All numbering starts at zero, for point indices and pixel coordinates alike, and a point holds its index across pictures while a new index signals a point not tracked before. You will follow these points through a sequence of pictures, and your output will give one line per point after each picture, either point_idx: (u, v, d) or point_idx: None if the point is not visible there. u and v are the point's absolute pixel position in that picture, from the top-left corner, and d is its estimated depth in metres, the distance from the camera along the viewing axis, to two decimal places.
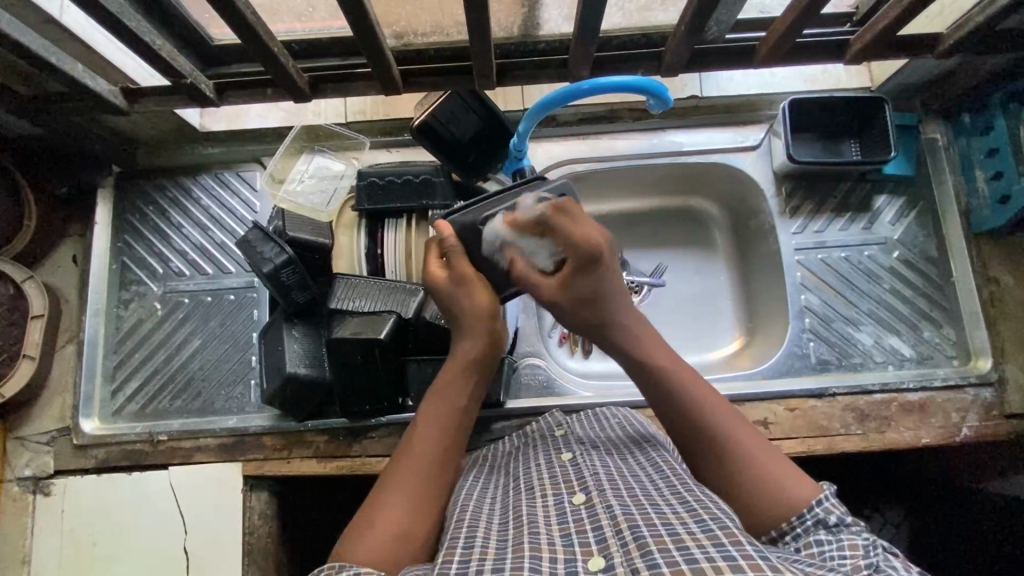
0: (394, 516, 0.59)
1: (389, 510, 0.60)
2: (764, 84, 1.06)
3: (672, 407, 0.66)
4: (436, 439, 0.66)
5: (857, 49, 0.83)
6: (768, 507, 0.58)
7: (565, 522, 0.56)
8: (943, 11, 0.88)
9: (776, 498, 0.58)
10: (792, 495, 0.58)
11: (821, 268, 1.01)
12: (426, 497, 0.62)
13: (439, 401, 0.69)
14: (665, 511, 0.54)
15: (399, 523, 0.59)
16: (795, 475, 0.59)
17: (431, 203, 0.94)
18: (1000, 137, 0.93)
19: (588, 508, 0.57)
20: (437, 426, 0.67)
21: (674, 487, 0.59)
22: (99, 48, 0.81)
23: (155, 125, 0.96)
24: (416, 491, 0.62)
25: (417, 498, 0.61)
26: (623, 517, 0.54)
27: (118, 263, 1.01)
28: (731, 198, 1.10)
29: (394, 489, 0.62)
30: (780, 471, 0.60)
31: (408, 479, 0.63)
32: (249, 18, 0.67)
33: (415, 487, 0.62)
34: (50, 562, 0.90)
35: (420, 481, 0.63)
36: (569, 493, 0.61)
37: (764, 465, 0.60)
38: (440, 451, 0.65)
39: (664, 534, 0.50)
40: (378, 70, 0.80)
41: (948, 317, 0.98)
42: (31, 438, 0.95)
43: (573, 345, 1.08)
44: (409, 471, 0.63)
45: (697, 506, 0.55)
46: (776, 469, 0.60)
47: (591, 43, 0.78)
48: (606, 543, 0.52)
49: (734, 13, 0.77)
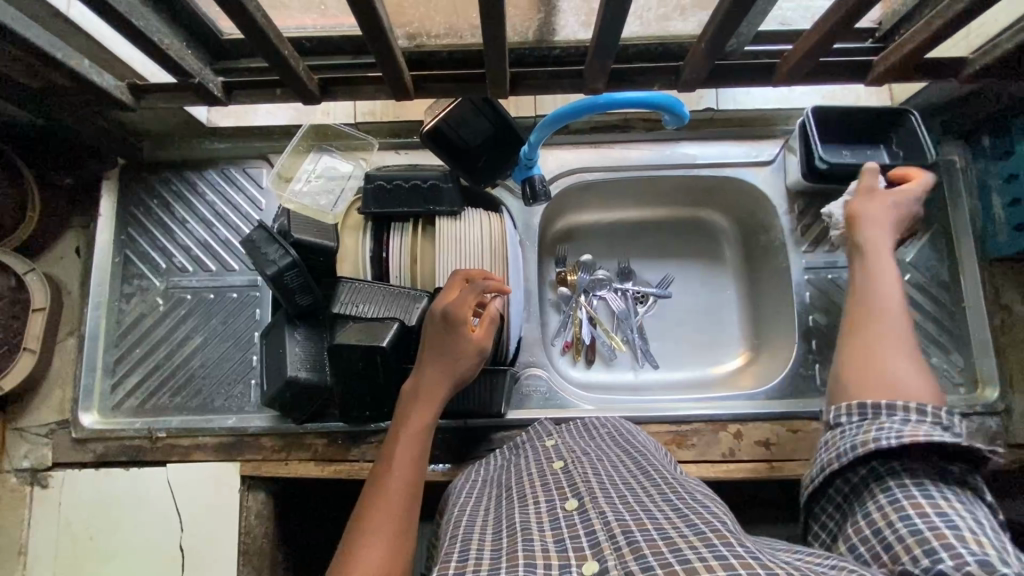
0: (375, 551, 0.60)
1: (370, 547, 0.61)
2: (781, 99, 1.04)
3: (868, 306, 0.74)
4: (407, 473, 0.70)
5: (878, 71, 0.81)
6: (883, 391, 0.67)
7: (559, 528, 0.55)
8: (970, 34, 0.87)
9: (892, 387, 0.67)
10: (918, 389, 0.66)
11: (830, 288, 1.00)
12: (399, 536, 0.63)
13: (406, 438, 0.74)
14: (658, 518, 0.53)
15: (380, 559, 0.60)
16: (929, 387, 0.66)
17: (437, 208, 0.91)
18: (1019, 164, 0.91)
19: (581, 514, 0.57)
20: (406, 464, 0.71)
21: (666, 495, 0.58)
22: (106, 40, 0.80)
23: (162, 119, 0.95)
24: (391, 531, 0.63)
25: (391, 527, 0.63)
26: (617, 522, 0.53)
27: (121, 255, 1.00)
28: (741, 212, 1.09)
29: (373, 523, 0.64)
30: (912, 373, 0.67)
31: (384, 515, 0.65)
32: (260, 21, 0.65)
33: (391, 523, 0.64)
34: (47, 553, 0.90)
35: (393, 516, 0.65)
36: (562, 498, 0.60)
37: (894, 367, 0.68)
38: (409, 486, 0.69)
39: (657, 538, 0.50)
40: (388, 72, 0.78)
41: (958, 343, 0.97)
42: (30, 429, 0.95)
43: (576, 354, 1.06)
44: (383, 506, 0.66)
45: (688, 512, 0.54)
46: (909, 373, 0.67)
47: (608, 53, 0.75)
48: (600, 547, 0.51)
49: (756, 26, 0.75)
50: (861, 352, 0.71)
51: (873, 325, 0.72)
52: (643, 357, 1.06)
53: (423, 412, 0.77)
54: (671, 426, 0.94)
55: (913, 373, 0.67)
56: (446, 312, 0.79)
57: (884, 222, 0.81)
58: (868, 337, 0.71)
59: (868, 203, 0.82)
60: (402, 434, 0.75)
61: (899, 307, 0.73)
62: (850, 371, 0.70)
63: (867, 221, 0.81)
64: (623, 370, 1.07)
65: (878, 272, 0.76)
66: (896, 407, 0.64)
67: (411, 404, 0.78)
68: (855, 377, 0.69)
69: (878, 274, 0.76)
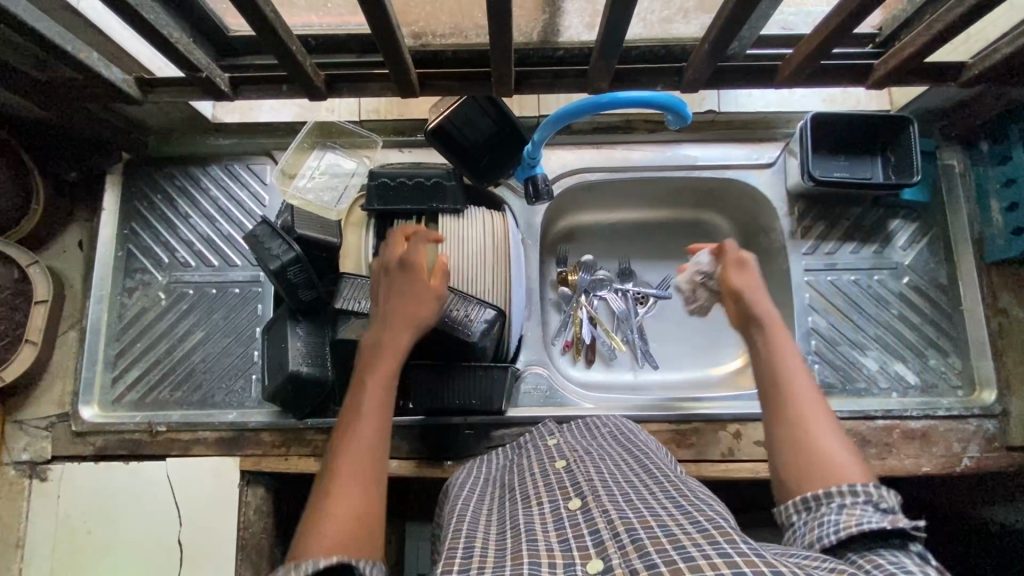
0: (347, 501, 0.59)
1: (344, 497, 0.60)
2: (783, 101, 1.03)
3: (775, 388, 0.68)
4: (377, 419, 0.68)
5: (878, 75, 0.82)
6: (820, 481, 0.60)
7: (563, 528, 0.56)
8: (968, 40, 0.88)
9: (825, 472, 0.60)
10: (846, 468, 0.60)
11: (830, 289, 1.01)
12: (371, 485, 0.62)
13: (374, 384, 0.71)
14: (662, 515, 0.54)
15: (355, 507, 0.59)
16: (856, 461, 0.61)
17: (441, 206, 0.92)
18: (1017, 169, 0.93)
19: (584, 513, 0.57)
20: (376, 410, 0.69)
21: (669, 493, 0.59)
22: (115, 35, 0.80)
23: (168, 115, 0.95)
24: (364, 480, 0.62)
25: (363, 479, 0.62)
26: (620, 520, 0.53)
27: (124, 250, 1.00)
28: (743, 215, 1.10)
29: (343, 475, 0.62)
30: (837, 452, 0.62)
31: (354, 464, 0.63)
32: (269, 15, 0.66)
33: (362, 471, 0.62)
34: (44, 547, 0.90)
35: (365, 465, 0.63)
36: (565, 499, 0.60)
37: (825, 448, 0.62)
38: (377, 431, 0.67)
39: (661, 535, 0.50)
40: (394, 69, 0.78)
41: (956, 346, 0.98)
42: (29, 422, 0.95)
43: (577, 354, 1.06)
44: (354, 453, 0.64)
45: (691, 509, 0.54)
46: (839, 454, 0.61)
47: (612, 55, 0.76)
48: (604, 545, 0.51)
49: (758, 28, 0.76)
50: (788, 438, 0.64)
51: (780, 412, 0.66)
52: (643, 357, 1.07)
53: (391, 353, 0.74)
54: (671, 426, 0.94)
55: (838, 454, 0.61)
56: (405, 260, 0.80)
57: (761, 293, 0.78)
58: (793, 424, 0.65)
59: (740, 277, 0.80)
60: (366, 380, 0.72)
61: (809, 383, 0.68)
62: (784, 461, 0.63)
63: (749, 291, 0.78)
64: (623, 369, 1.07)
65: (765, 348, 0.72)
66: (832, 494, 0.58)
67: (376, 349, 0.75)
68: (789, 463, 0.63)
69: (781, 347, 0.71)
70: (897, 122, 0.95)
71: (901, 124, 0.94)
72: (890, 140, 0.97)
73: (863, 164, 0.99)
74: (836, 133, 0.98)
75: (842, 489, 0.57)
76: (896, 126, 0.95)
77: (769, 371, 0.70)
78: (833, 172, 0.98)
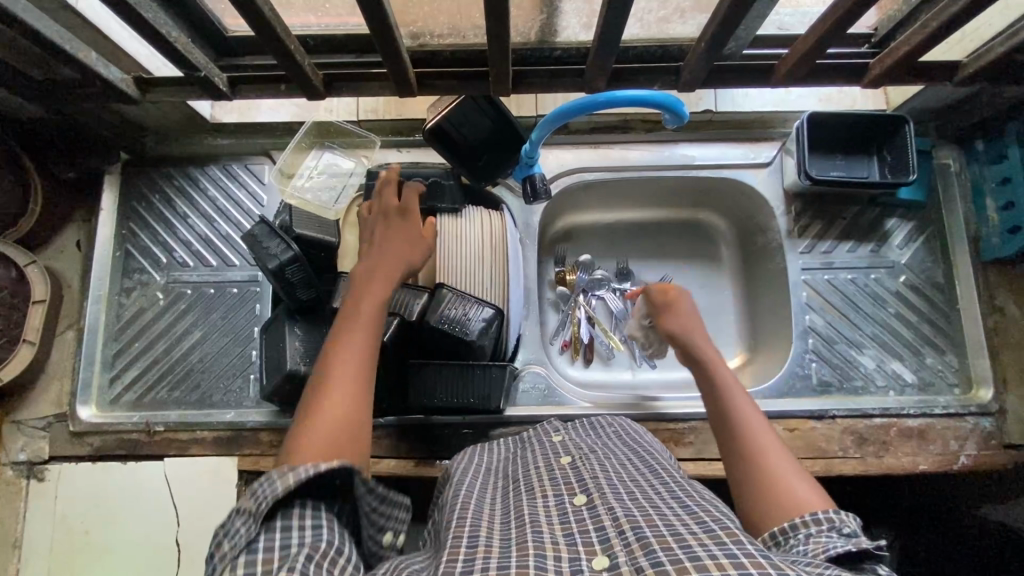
0: (337, 403, 0.60)
1: (334, 400, 0.60)
2: (779, 101, 1.04)
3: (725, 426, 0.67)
4: (370, 329, 0.67)
5: (874, 74, 0.82)
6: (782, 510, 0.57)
7: (568, 522, 0.56)
8: (963, 40, 0.88)
9: (785, 500, 0.58)
10: (805, 499, 0.58)
11: (826, 288, 1.01)
12: (361, 392, 0.62)
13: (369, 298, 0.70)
14: (669, 514, 0.54)
15: (346, 411, 0.60)
16: (817, 489, 0.59)
17: (439, 204, 0.91)
18: (1014, 167, 0.93)
19: (590, 509, 0.57)
20: (370, 321, 0.68)
21: (674, 492, 0.59)
22: (114, 35, 0.80)
23: (166, 115, 0.95)
24: (354, 385, 0.62)
25: (354, 385, 0.62)
26: (625, 518, 0.53)
27: (121, 250, 1.00)
28: (740, 215, 1.10)
29: (336, 379, 0.62)
30: (797, 479, 0.60)
31: (345, 369, 0.63)
32: (268, 15, 0.66)
33: (352, 377, 0.62)
34: (41, 547, 0.90)
35: (355, 372, 0.63)
36: (570, 494, 0.60)
37: (787, 477, 0.60)
38: (370, 341, 0.66)
39: (666, 534, 0.50)
40: (392, 68, 0.78)
41: (953, 344, 0.98)
42: (26, 422, 0.95)
43: (575, 353, 1.07)
44: (347, 360, 0.64)
45: (698, 510, 0.55)
46: (799, 482, 0.59)
47: (608, 54, 0.77)
48: (609, 543, 0.51)
49: (755, 28, 0.76)
50: (746, 473, 0.62)
51: (735, 446, 0.65)
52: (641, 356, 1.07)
53: (386, 272, 0.74)
54: (668, 425, 0.95)
55: (798, 483, 0.59)
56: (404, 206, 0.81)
57: (694, 333, 0.80)
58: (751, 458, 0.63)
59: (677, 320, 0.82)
60: (363, 293, 0.70)
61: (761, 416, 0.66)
62: (747, 495, 0.61)
63: (684, 333, 0.80)
64: (621, 368, 1.08)
65: (706, 386, 0.73)
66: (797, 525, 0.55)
67: (373, 269, 0.74)
68: (752, 496, 0.60)
69: (724, 381, 0.71)
70: (894, 122, 0.95)
71: (898, 124, 0.95)
72: (887, 139, 0.97)
73: (859, 163, 0.99)
74: (832, 132, 0.98)
75: (807, 518, 0.55)
76: (892, 125, 0.95)
77: (715, 407, 0.69)
78: (829, 172, 0.99)
